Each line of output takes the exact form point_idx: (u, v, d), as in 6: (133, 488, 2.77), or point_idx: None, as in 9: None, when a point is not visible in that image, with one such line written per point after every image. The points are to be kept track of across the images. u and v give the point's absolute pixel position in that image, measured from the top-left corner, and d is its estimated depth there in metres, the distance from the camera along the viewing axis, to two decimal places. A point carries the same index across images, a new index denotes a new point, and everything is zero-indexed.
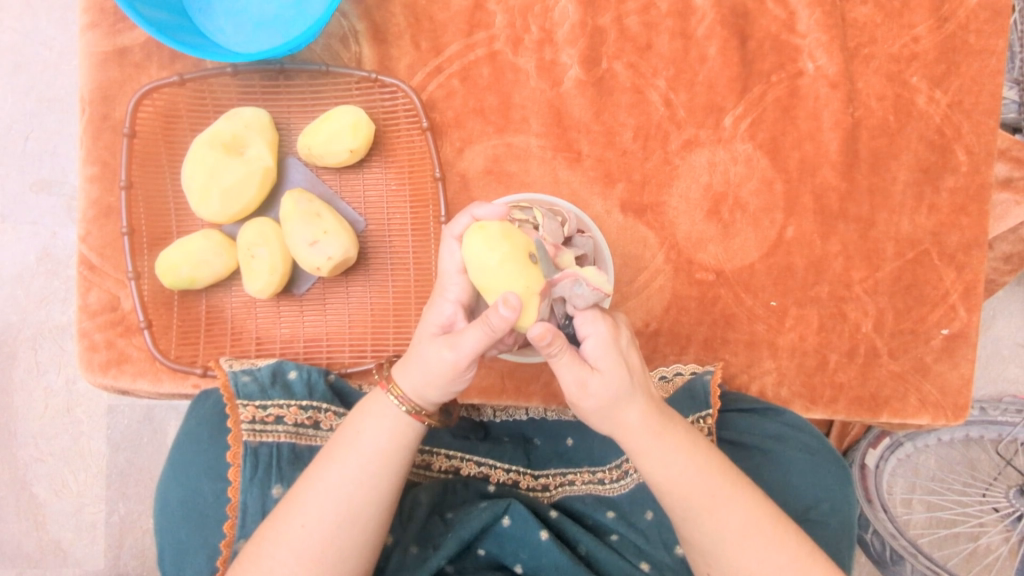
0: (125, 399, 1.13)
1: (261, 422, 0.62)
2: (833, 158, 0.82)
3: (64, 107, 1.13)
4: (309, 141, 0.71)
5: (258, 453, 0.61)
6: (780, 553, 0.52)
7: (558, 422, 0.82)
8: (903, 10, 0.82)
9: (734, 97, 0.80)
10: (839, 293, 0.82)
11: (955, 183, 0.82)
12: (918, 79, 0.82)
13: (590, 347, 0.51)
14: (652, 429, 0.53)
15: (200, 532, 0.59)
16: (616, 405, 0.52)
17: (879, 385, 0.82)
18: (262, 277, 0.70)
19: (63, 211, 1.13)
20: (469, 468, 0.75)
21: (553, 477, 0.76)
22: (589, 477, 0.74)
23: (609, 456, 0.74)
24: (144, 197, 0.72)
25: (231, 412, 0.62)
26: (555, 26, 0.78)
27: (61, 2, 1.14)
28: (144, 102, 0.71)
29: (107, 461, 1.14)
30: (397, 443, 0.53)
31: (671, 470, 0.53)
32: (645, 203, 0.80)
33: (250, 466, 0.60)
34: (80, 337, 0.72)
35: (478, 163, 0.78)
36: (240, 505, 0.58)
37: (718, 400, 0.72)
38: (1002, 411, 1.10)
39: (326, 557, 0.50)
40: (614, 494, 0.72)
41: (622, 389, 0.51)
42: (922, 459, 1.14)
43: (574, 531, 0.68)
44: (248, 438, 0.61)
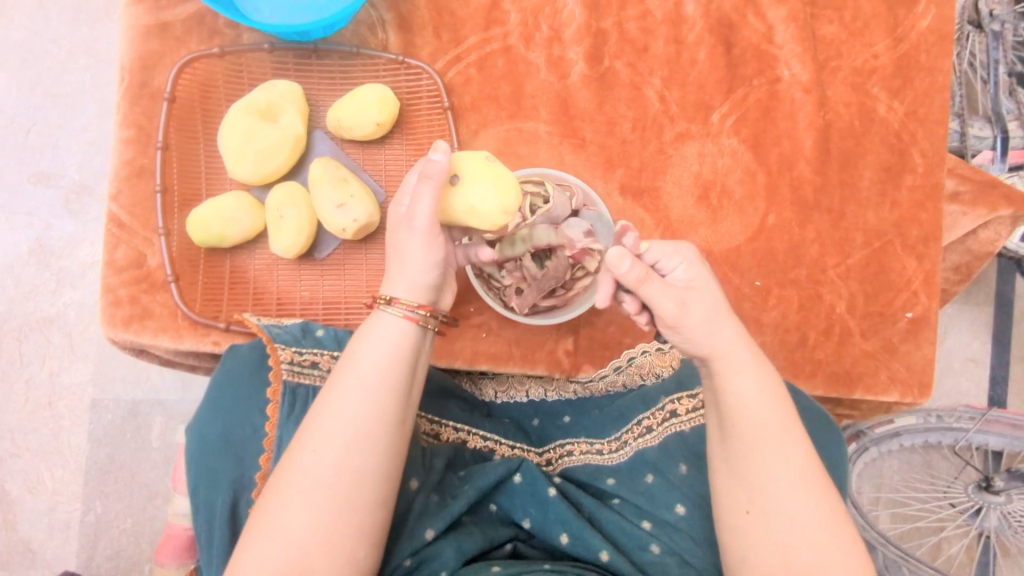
0: (111, 396, 1.28)
1: (298, 365, 0.68)
2: (808, 154, 0.91)
3: (67, 103, 1.28)
4: (338, 114, 0.77)
5: (295, 393, 0.66)
6: (819, 501, 0.56)
7: (558, 401, 0.88)
8: (864, 30, 0.93)
9: (721, 97, 0.90)
10: (815, 276, 0.92)
11: (913, 182, 0.94)
12: (878, 90, 0.94)
13: (681, 273, 0.60)
14: (738, 359, 0.58)
15: (238, 464, 0.64)
16: (710, 324, 0.58)
17: (853, 362, 0.92)
18: (289, 236, 0.74)
19: (61, 203, 1.27)
20: (475, 441, 0.81)
21: (555, 450, 0.83)
22: (587, 447, 0.80)
23: (609, 429, 0.80)
24: (178, 159, 0.76)
25: (270, 352, 0.67)
26: (563, 26, 0.86)
27: (73, 6, 1.29)
28: (184, 71, 0.75)
29: (86, 458, 1.28)
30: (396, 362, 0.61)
31: (747, 393, 0.58)
32: (642, 187, 0.88)
33: (289, 404, 0.65)
34: (105, 292, 0.75)
35: (491, 145, 0.84)
36: (277, 439, 0.63)
37: None
38: (957, 419, 1.21)
39: (343, 476, 0.57)
40: (614, 462, 0.77)
41: (716, 306, 0.59)
42: (886, 463, 1.34)
43: (578, 495, 0.75)
44: (287, 377, 0.66)
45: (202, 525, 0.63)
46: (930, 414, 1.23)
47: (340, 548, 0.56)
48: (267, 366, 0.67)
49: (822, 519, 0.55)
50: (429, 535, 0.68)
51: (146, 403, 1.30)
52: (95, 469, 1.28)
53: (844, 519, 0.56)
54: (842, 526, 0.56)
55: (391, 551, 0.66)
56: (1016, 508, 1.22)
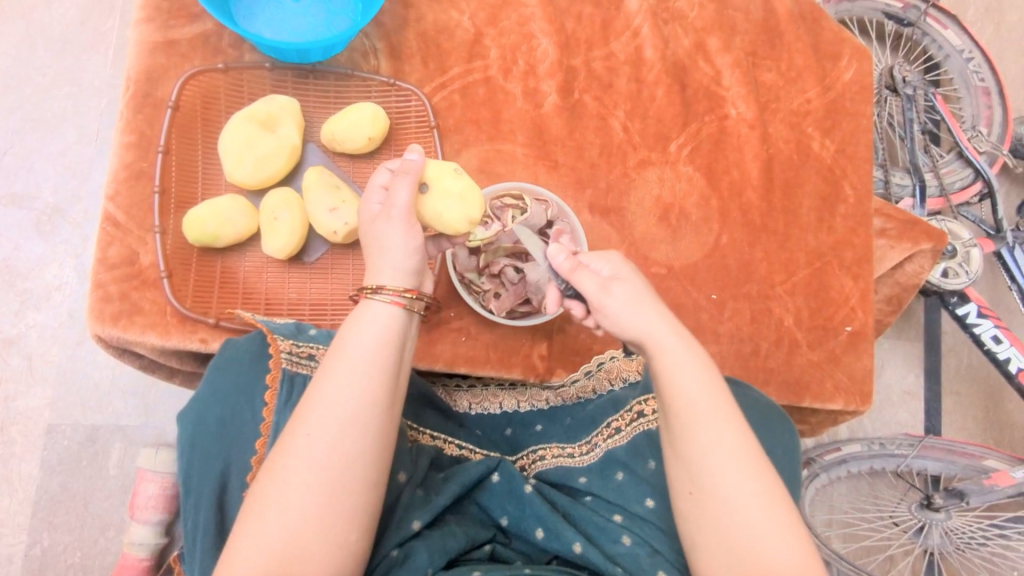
0: (69, 420, 1.25)
1: (297, 355, 0.71)
2: (754, 182, 1.02)
3: (46, 127, 1.30)
4: (332, 127, 0.83)
5: (294, 380, 0.69)
6: (751, 482, 0.58)
7: (530, 411, 0.91)
8: (798, 79, 1.07)
9: (677, 129, 1.00)
10: (765, 292, 1.01)
11: (846, 211, 1.06)
12: (812, 129, 1.06)
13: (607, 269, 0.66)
14: (678, 343, 0.62)
15: (234, 447, 0.67)
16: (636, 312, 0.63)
17: (801, 371, 1.00)
18: (282, 236, 0.79)
19: (31, 225, 1.28)
20: (451, 449, 0.83)
21: (527, 455, 0.85)
22: (559, 451, 0.83)
23: (581, 434, 0.84)
24: (177, 163, 0.80)
25: (271, 341, 0.71)
26: (537, 62, 0.95)
27: (60, 38, 1.33)
28: (188, 82, 0.80)
29: (38, 486, 1.23)
30: (386, 346, 0.62)
31: (686, 380, 0.60)
32: (608, 206, 0.96)
33: (287, 390, 0.68)
34: (94, 287, 0.76)
35: (472, 163, 0.91)
36: (274, 424, 0.67)
37: None
38: (897, 446, 1.39)
39: (334, 460, 0.57)
40: (585, 463, 0.80)
41: (639, 295, 0.64)
42: (837, 488, 1.49)
43: (552, 493, 0.78)
44: (287, 365, 0.70)
45: (191, 507, 0.66)
46: (873, 443, 1.39)
47: (332, 532, 0.56)
48: (267, 355, 0.70)
49: (754, 502, 0.57)
50: (417, 525, 0.69)
51: (107, 428, 1.27)
52: (44, 499, 1.22)
53: (782, 506, 0.58)
54: (779, 509, 0.57)
55: (380, 542, 0.67)
56: (956, 525, 1.33)
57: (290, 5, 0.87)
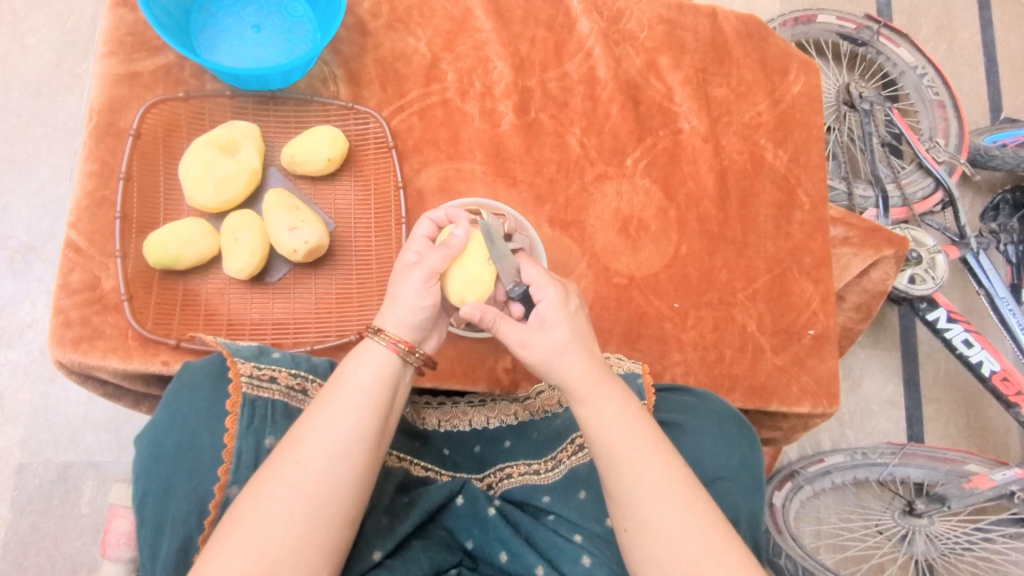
0: (40, 458, 1.24)
1: (258, 378, 0.72)
2: (711, 193, 1.05)
3: (21, 168, 1.33)
4: (292, 150, 0.86)
5: (255, 405, 0.70)
6: (686, 513, 0.63)
7: (498, 428, 0.90)
8: (748, 93, 1.11)
9: (633, 144, 1.03)
10: (726, 299, 1.03)
11: (802, 217, 1.09)
12: (765, 141, 1.10)
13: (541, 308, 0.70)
14: (591, 381, 0.68)
15: (193, 474, 0.66)
16: (560, 351, 0.68)
17: (767, 376, 1.02)
18: (243, 257, 0.80)
19: (5, 262, 1.29)
20: (417, 470, 0.82)
21: (494, 474, 0.85)
22: (525, 469, 0.84)
23: (547, 450, 0.84)
24: (139, 189, 0.81)
25: (231, 365, 0.72)
26: (493, 84, 0.99)
27: (35, 81, 1.37)
28: (150, 112, 0.83)
29: (8, 526, 1.21)
30: (382, 385, 0.66)
31: (610, 425, 0.66)
32: (568, 219, 0.98)
33: (247, 416, 0.69)
34: (56, 313, 0.77)
35: (431, 181, 0.93)
36: (236, 450, 0.67)
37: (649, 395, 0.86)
38: (880, 454, 1.38)
39: (319, 491, 0.60)
40: (548, 481, 0.81)
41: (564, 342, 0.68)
42: (822, 502, 1.49)
43: (516, 514, 0.78)
44: (247, 390, 0.71)
45: (150, 534, 0.66)
46: (855, 453, 1.39)
47: (309, 562, 0.58)
48: (228, 380, 0.70)
49: (692, 534, 0.62)
50: (378, 555, 0.70)
51: (79, 466, 1.26)
52: (14, 540, 1.20)
53: (716, 533, 0.63)
54: (713, 536, 0.63)
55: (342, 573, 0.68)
56: (940, 530, 1.34)
57: (251, 35, 0.90)
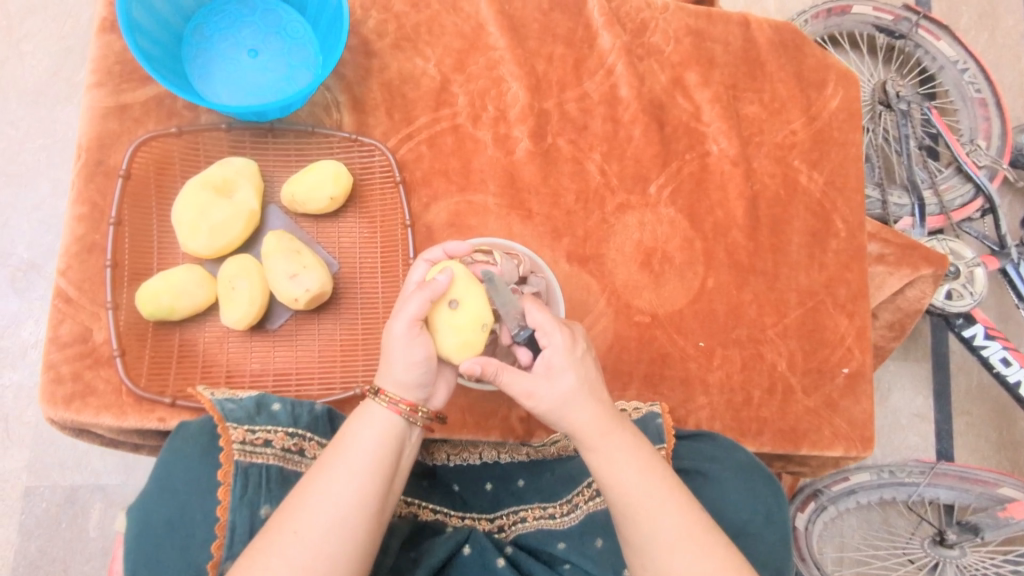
0: (46, 481, 1.22)
1: (251, 444, 0.68)
2: (740, 222, 0.98)
3: (20, 181, 1.29)
4: (293, 189, 0.80)
5: (248, 474, 0.66)
6: (711, 560, 0.61)
7: (511, 464, 0.87)
8: (782, 110, 1.03)
9: (657, 169, 0.96)
10: (755, 336, 0.97)
11: (838, 245, 1.02)
12: (799, 162, 1.02)
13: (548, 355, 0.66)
14: (601, 427, 0.66)
15: (184, 551, 0.62)
16: (569, 399, 0.66)
17: (797, 419, 0.96)
18: (241, 307, 0.75)
19: (6, 280, 1.26)
20: (426, 514, 0.79)
21: (507, 516, 0.82)
22: (539, 513, 0.81)
23: (561, 492, 0.81)
24: (130, 234, 0.77)
25: (221, 432, 0.67)
26: (507, 107, 0.92)
27: (31, 90, 1.31)
28: (141, 150, 0.78)
29: (16, 551, 1.19)
30: (385, 449, 0.64)
31: (620, 470, 0.65)
32: (587, 254, 0.92)
33: (240, 486, 0.65)
34: (46, 369, 0.73)
35: (442, 216, 0.88)
36: (229, 523, 0.63)
37: (670, 437, 0.83)
38: (908, 474, 1.28)
39: (318, 561, 0.57)
40: (563, 527, 0.78)
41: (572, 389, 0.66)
42: (846, 524, 1.45)
43: (528, 563, 0.75)
44: (239, 458, 0.66)
45: None
46: (882, 472, 1.29)
47: None
48: (218, 449, 0.66)
49: None
50: None
51: (86, 489, 1.24)
52: (23, 565, 1.19)
53: None
54: None
55: None
56: (971, 561, 1.28)
57: (247, 60, 0.84)
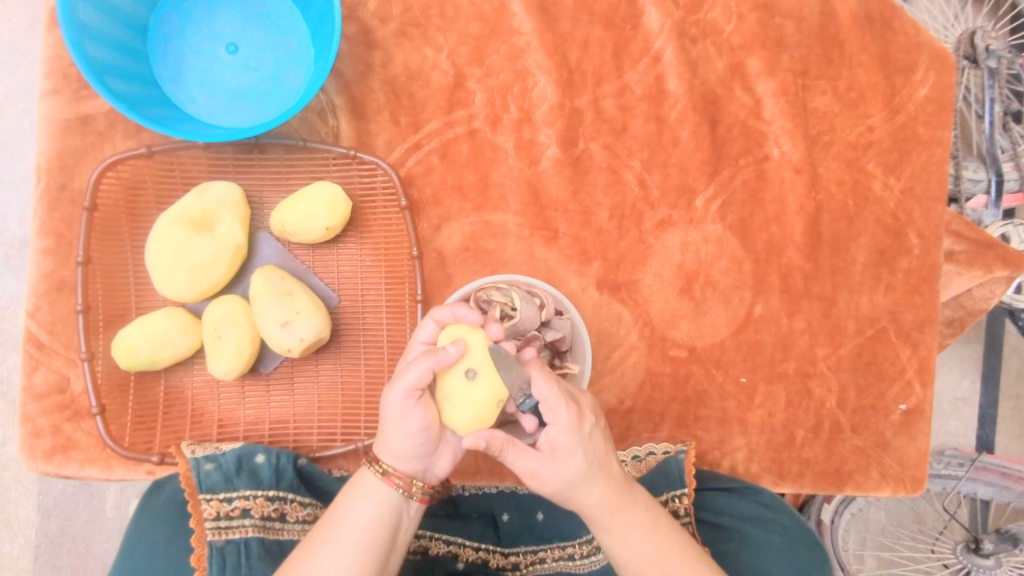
0: None
1: (226, 517, 0.60)
2: (798, 239, 0.85)
3: None
4: (282, 218, 0.69)
5: (224, 553, 0.58)
6: None
7: (529, 495, 0.78)
8: (859, 101, 0.86)
9: (705, 179, 0.83)
10: (804, 369, 0.86)
11: (909, 265, 0.86)
12: (874, 165, 0.86)
13: (550, 435, 0.55)
14: (610, 504, 0.57)
15: None
16: (576, 479, 0.55)
17: (843, 459, 0.86)
18: (229, 359, 0.67)
19: None
20: (437, 548, 0.70)
21: (524, 555, 0.73)
22: (559, 554, 0.72)
23: (579, 530, 0.73)
24: (102, 272, 0.68)
25: (192, 509, 0.60)
26: (533, 106, 0.78)
27: None
28: (107, 173, 0.68)
29: None
30: (380, 530, 0.55)
31: (631, 547, 0.56)
32: (620, 281, 0.81)
33: (218, 567, 0.57)
34: (23, 422, 0.68)
35: (455, 240, 0.77)
36: None
37: (692, 478, 0.73)
38: (946, 466, 1.05)
39: None
40: (584, 570, 0.70)
41: (578, 469, 0.55)
42: (872, 513, 1.16)
43: None
44: (213, 538, 0.59)
45: None
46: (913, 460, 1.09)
47: None
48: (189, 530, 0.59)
49: None
50: None
51: None
52: None
53: None
54: None
55: None
56: None
57: (226, 57, 0.71)
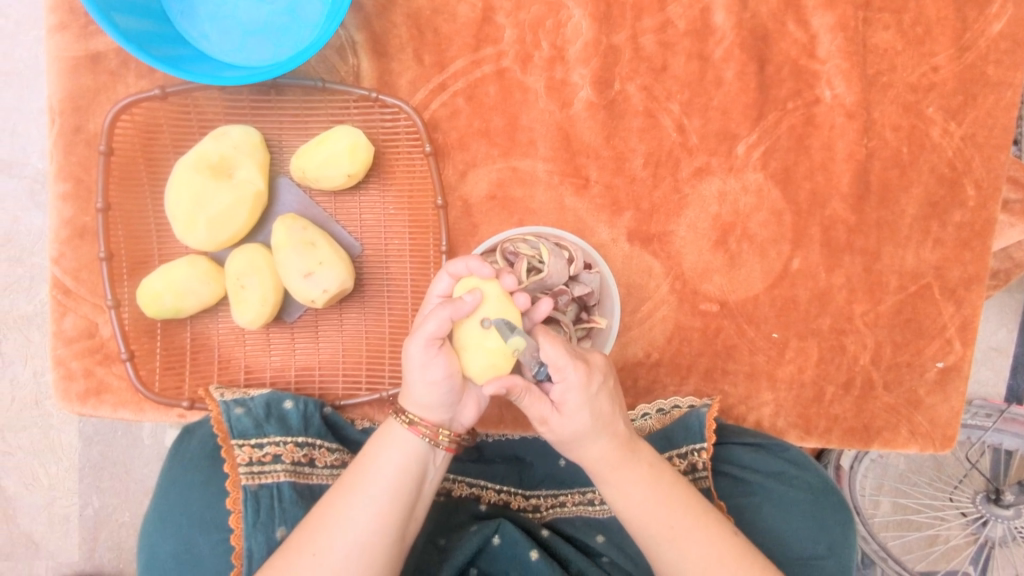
0: None
1: (258, 463, 0.61)
2: (844, 189, 0.80)
3: None
4: (302, 164, 0.67)
5: (258, 497, 0.59)
6: None
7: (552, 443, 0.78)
8: (924, 37, 0.78)
9: (748, 124, 0.77)
10: (839, 326, 0.81)
11: (962, 218, 0.80)
12: (934, 110, 0.79)
13: (556, 392, 0.50)
14: (613, 461, 0.52)
15: None
16: (582, 435, 0.51)
17: (872, 417, 0.82)
18: (253, 307, 0.66)
19: None
20: (461, 489, 0.72)
21: (544, 498, 0.73)
22: (580, 499, 0.72)
23: None
24: (123, 219, 0.67)
25: (226, 456, 0.60)
26: (567, 43, 0.74)
27: None
28: (122, 116, 0.66)
29: None
30: (406, 481, 0.51)
31: (633, 500, 0.52)
32: (652, 232, 0.78)
33: (252, 510, 0.58)
34: (56, 365, 0.68)
35: (482, 187, 0.75)
36: (246, 551, 0.56)
37: (712, 433, 0.70)
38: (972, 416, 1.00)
39: None
40: (603, 515, 0.69)
41: (581, 425, 0.51)
42: (892, 459, 1.06)
43: (565, 549, 0.66)
44: (248, 482, 0.59)
45: None
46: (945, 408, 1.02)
47: None
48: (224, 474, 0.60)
49: None
50: None
51: None
52: None
53: None
54: None
55: None
56: None
57: None
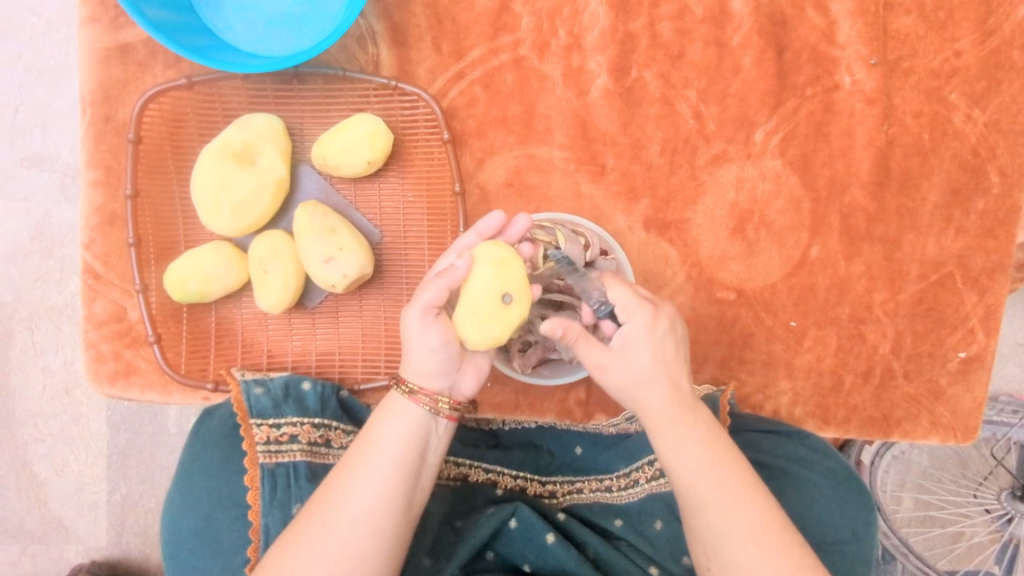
0: None
1: (275, 442, 0.62)
2: (864, 176, 0.79)
3: None
4: (323, 151, 0.68)
5: (275, 475, 0.60)
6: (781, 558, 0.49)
7: (569, 432, 0.78)
8: (947, 22, 0.77)
9: (766, 111, 0.77)
10: (858, 314, 0.80)
11: (985, 206, 0.79)
12: (957, 95, 0.78)
13: (624, 332, 0.54)
14: (675, 414, 0.52)
15: (219, 560, 0.60)
16: (644, 379, 0.53)
17: (892, 406, 0.81)
18: (274, 292, 0.68)
19: None
20: (477, 475, 0.72)
21: (561, 484, 0.73)
22: (596, 485, 0.71)
23: (616, 465, 0.72)
24: (150, 206, 0.69)
25: (245, 432, 0.62)
26: (583, 31, 0.74)
27: None
28: (150, 105, 0.68)
29: None
30: (409, 451, 0.52)
31: (682, 452, 0.51)
32: (668, 220, 0.78)
33: (269, 488, 0.59)
34: (87, 347, 0.71)
35: (499, 174, 0.75)
36: (263, 527, 0.58)
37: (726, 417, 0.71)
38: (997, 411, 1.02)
39: None
40: (622, 502, 0.69)
41: (646, 370, 0.53)
42: (915, 454, 1.04)
43: (582, 532, 0.66)
44: (265, 460, 0.60)
45: None
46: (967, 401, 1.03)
47: None
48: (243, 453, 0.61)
49: None
50: None
51: None
52: None
53: None
54: None
55: None
56: None
57: None
